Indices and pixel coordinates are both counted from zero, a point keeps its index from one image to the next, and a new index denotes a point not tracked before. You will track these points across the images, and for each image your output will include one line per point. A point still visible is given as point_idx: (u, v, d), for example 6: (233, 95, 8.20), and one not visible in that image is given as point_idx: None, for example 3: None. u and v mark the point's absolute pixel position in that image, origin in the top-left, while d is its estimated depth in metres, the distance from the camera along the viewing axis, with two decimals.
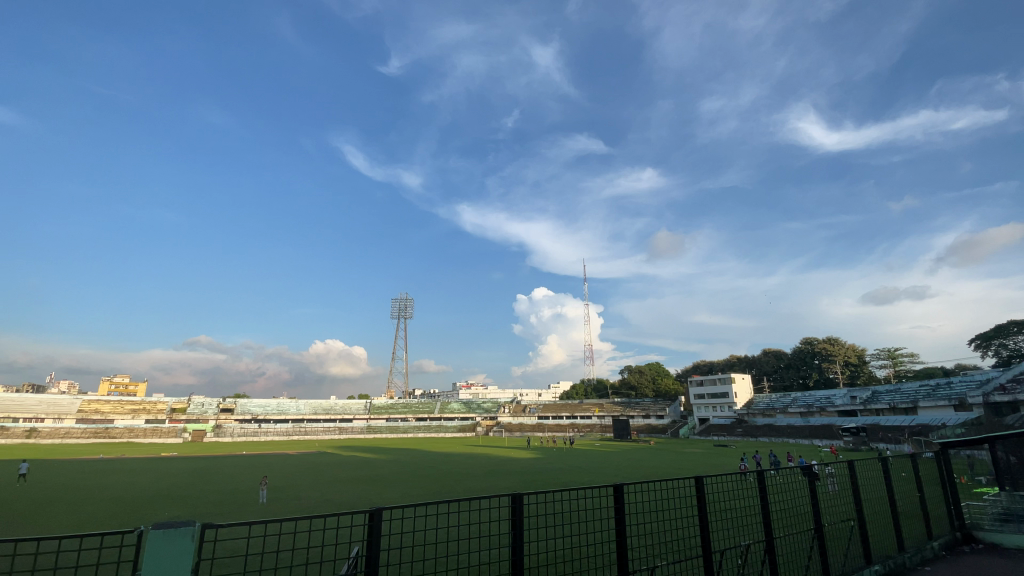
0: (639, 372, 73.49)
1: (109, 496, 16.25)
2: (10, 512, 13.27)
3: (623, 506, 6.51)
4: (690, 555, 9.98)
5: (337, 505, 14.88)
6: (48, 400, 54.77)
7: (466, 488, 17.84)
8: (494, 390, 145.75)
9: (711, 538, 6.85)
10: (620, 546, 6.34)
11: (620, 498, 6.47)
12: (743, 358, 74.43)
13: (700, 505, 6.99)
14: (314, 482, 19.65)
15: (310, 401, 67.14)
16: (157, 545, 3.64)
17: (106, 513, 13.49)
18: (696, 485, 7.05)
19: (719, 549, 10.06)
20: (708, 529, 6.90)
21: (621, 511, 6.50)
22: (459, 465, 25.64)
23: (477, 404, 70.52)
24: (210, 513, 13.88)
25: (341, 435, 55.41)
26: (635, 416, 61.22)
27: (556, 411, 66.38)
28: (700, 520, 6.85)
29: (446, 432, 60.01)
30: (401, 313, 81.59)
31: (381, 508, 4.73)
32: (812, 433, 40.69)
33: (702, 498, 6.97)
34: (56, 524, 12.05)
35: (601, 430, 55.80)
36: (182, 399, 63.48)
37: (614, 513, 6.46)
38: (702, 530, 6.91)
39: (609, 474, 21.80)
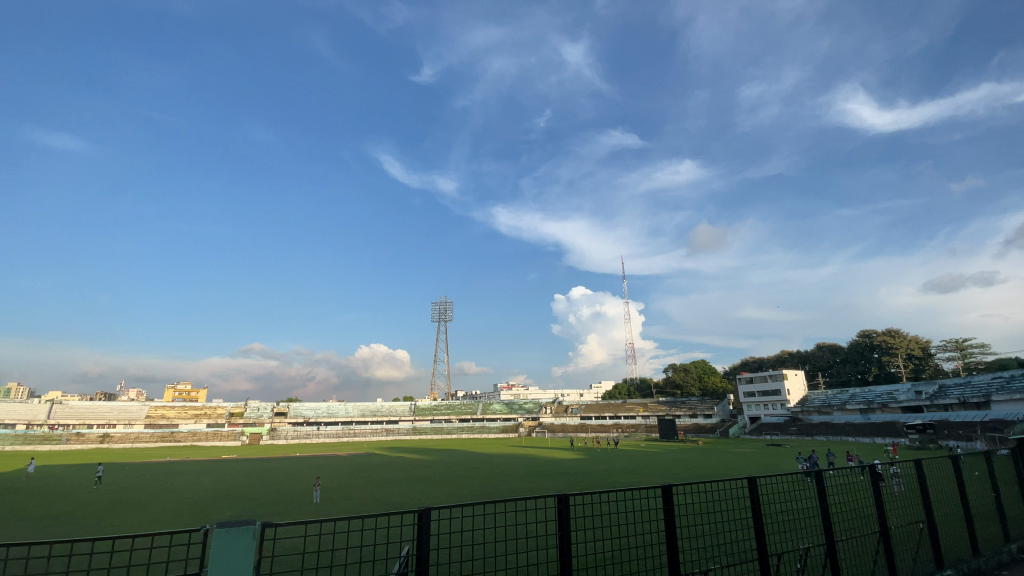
0: (684, 369, 71.50)
1: (176, 496, 17.27)
2: (92, 512, 14.44)
3: (672, 507, 6.31)
4: (744, 559, 9.63)
5: (385, 505, 15.20)
6: (119, 407, 58.05)
7: (511, 488, 17.91)
8: (535, 390, 146.21)
9: (767, 540, 6.54)
10: (671, 549, 6.15)
11: (670, 499, 6.27)
12: (795, 353, 71.05)
13: (754, 507, 6.67)
14: (364, 482, 20.30)
15: (358, 404, 69.12)
16: (224, 542, 3.84)
17: (175, 513, 14.36)
18: (748, 486, 6.74)
19: (776, 552, 9.62)
20: (763, 531, 6.58)
21: (671, 512, 6.31)
22: (503, 466, 25.78)
23: (519, 405, 70.68)
24: (268, 513, 14.51)
25: (388, 436, 56.72)
26: (682, 416, 59.63)
27: (599, 411, 65.59)
28: (753, 519, 6.56)
29: (489, 432, 60.53)
30: (441, 315, 82.49)
31: (430, 507, 4.78)
32: (873, 431, 38.38)
33: (756, 500, 6.65)
34: (131, 524, 12.92)
35: (646, 430, 54.72)
36: (239, 404, 66.74)
37: (663, 512, 6.28)
38: (756, 529, 6.62)
39: (656, 475, 21.34)
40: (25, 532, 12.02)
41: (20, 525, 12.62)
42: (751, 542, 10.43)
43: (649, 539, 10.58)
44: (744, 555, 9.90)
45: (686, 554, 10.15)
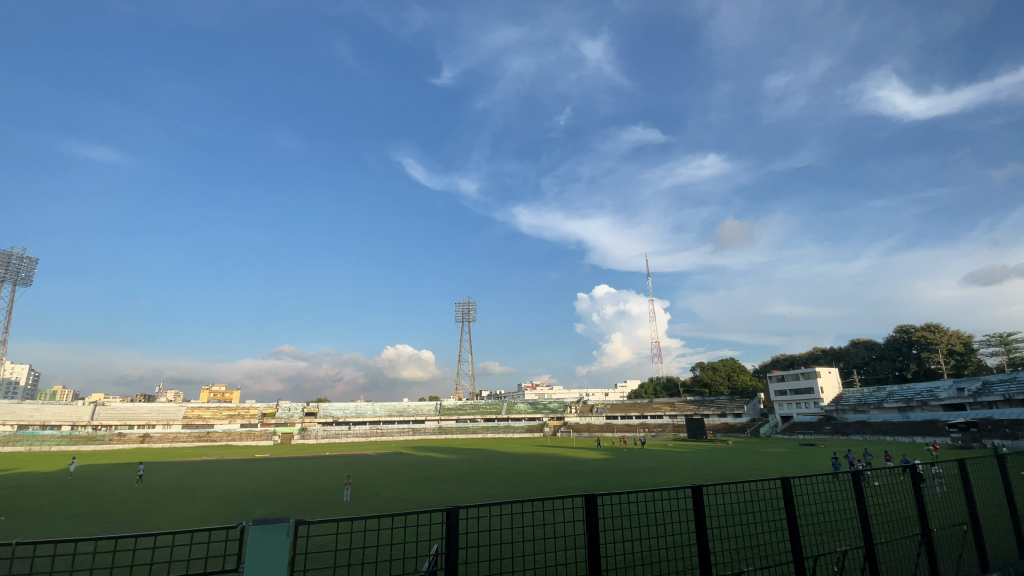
0: (712, 367, 70.11)
1: (211, 494, 17.81)
2: (135, 509, 15.02)
3: (703, 508, 6.17)
4: (778, 561, 9.39)
5: (413, 504, 15.37)
6: (158, 408, 60.29)
7: (537, 488, 17.86)
8: (559, 390, 145.86)
9: (802, 542, 6.34)
10: (702, 549, 6.01)
11: (700, 500, 6.13)
12: (828, 350, 68.97)
13: (788, 507, 6.48)
14: (391, 481, 20.56)
15: (385, 404, 70.19)
16: (260, 539, 3.93)
17: (212, 510, 14.82)
18: (781, 486, 6.54)
19: (812, 555, 9.33)
20: (798, 534, 6.39)
21: (701, 513, 6.18)
22: (529, 465, 25.77)
23: (544, 404, 70.55)
24: (301, 510, 14.87)
25: (414, 436, 57.43)
26: (711, 415, 58.54)
27: (624, 411, 64.97)
28: (787, 520, 6.37)
29: (514, 432, 60.60)
30: (465, 316, 82.99)
31: (458, 506, 4.80)
32: (913, 430, 37.03)
33: (789, 501, 6.45)
34: (171, 520, 13.42)
35: (674, 430, 53.83)
36: (270, 404, 68.55)
37: (693, 512, 6.14)
38: (790, 530, 6.43)
39: (684, 475, 21.05)
40: (73, 528, 12.57)
41: (68, 522, 13.21)
42: (784, 543, 10.16)
43: (679, 540, 10.40)
44: (778, 557, 9.64)
45: (718, 556, 9.92)
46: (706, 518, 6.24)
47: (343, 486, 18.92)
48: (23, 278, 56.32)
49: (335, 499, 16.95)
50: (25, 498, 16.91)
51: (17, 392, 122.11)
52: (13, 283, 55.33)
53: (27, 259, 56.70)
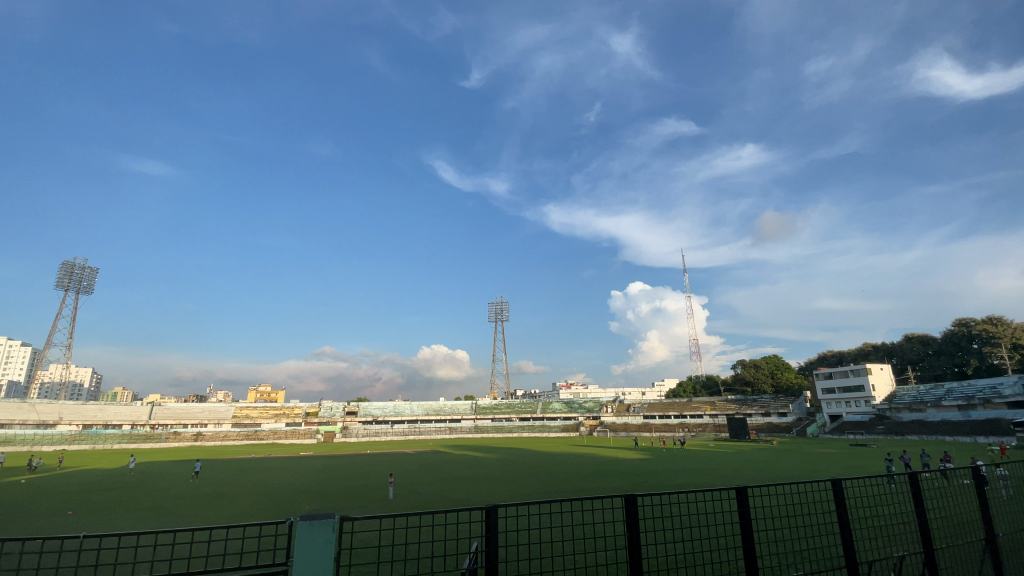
0: (755, 365, 67.78)
1: (261, 490, 18.59)
2: (190, 505, 15.79)
3: (748, 509, 5.96)
4: (829, 567, 8.96)
5: (453, 502, 15.57)
6: (209, 407, 63.25)
7: (574, 487, 17.74)
8: (596, 390, 143.94)
9: (855, 544, 6.05)
10: (748, 552, 5.82)
11: (745, 501, 5.93)
12: (880, 346, 65.56)
13: (839, 511, 6.16)
14: (430, 479, 20.92)
15: (422, 403, 71.36)
16: (307, 537, 4.05)
17: (262, 506, 15.42)
18: (831, 488, 6.21)
19: (866, 561, 8.86)
20: (851, 538, 6.08)
21: (747, 515, 5.98)
22: (567, 465, 25.63)
23: (579, 404, 69.98)
24: (346, 506, 15.31)
25: (451, 435, 58.11)
26: (753, 415, 56.70)
27: (662, 410, 63.78)
28: (837, 521, 6.07)
29: (550, 431, 60.35)
30: (498, 316, 83.33)
31: (497, 505, 4.80)
32: (974, 429, 34.75)
33: (841, 503, 6.13)
34: (226, 515, 14.10)
35: (714, 430, 52.35)
36: (314, 404, 70.85)
37: (737, 513, 5.95)
38: (842, 534, 6.14)
39: (727, 476, 20.48)
40: (136, 522, 13.35)
41: (132, 516, 14.05)
42: (835, 547, 9.74)
43: (723, 544, 10.10)
44: (830, 563, 9.23)
45: (764, 559, 9.61)
46: (752, 522, 6.03)
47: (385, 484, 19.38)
48: (85, 286, 60.14)
49: (378, 495, 17.38)
50: (93, 494, 18.09)
51: (83, 393, 130.62)
52: (77, 291, 59.18)
53: (88, 268, 60.51)
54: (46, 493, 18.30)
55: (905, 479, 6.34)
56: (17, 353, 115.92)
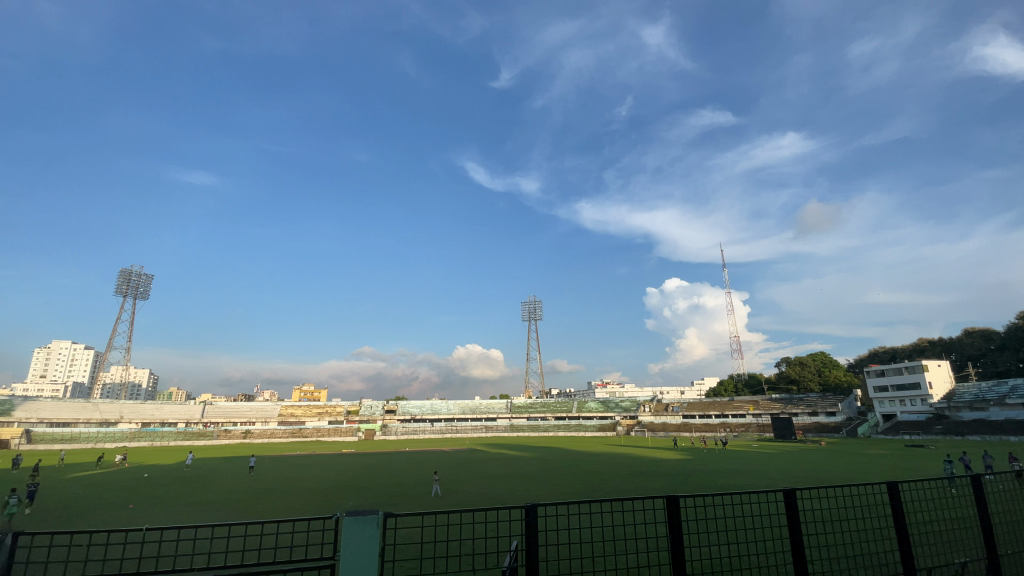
0: (800, 362, 65.22)
1: (306, 486, 19.23)
2: (241, 500, 16.47)
3: (797, 511, 5.73)
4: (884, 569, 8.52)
5: (492, 500, 15.66)
6: (256, 407, 65.99)
7: (613, 488, 17.52)
8: (633, 389, 141.69)
9: (914, 550, 5.72)
10: (797, 556, 5.61)
11: (793, 503, 5.70)
12: (937, 341, 61.88)
13: (896, 514, 5.84)
14: (469, 477, 21.09)
15: (459, 402, 72.08)
16: (353, 531, 4.14)
17: (308, 501, 15.94)
18: (887, 491, 5.89)
19: (923, 565, 8.39)
20: (909, 543, 5.75)
21: (795, 517, 5.76)
22: (604, 464, 25.35)
23: (616, 403, 69.14)
24: (389, 503, 15.63)
25: (488, 433, 58.45)
26: (799, 414, 54.58)
27: (702, 410, 62.25)
28: (893, 525, 5.74)
29: (586, 430, 59.83)
30: (531, 315, 83.24)
31: (536, 503, 4.78)
32: None
33: (897, 508, 5.81)
34: (275, 510, 14.65)
35: (758, 431, 50.59)
36: (354, 403, 72.82)
37: (785, 517, 5.74)
38: (899, 538, 5.83)
39: (772, 477, 19.76)
40: (190, 516, 14.05)
41: (187, 510, 14.80)
42: (891, 552, 9.25)
43: (772, 548, 9.77)
44: (884, 569, 8.79)
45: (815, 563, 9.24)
46: (801, 525, 5.80)
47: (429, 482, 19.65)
48: (141, 292, 63.69)
49: (423, 492, 17.68)
50: (154, 489, 19.17)
51: (140, 392, 138.38)
52: (134, 297, 62.80)
53: (143, 275, 64.02)
54: (110, 487, 19.48)
55: (967, 481, 5.93)
56: (82, 356, 123.85)
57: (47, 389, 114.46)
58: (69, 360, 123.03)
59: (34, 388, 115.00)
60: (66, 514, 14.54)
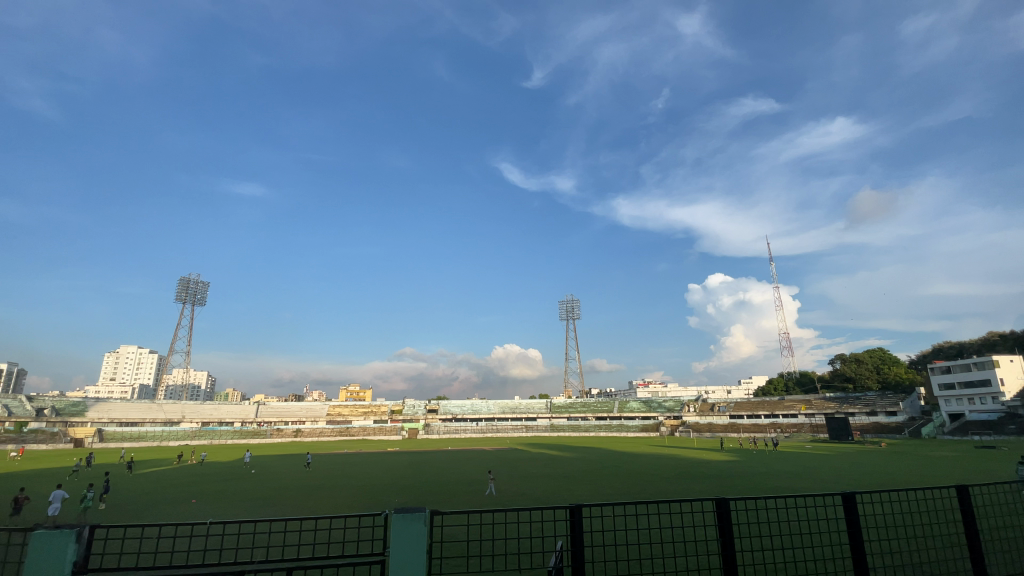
0: (856, 360, 61.93)
1: (355, 483, 19.89)
2: (295, 495, 17.22)
3: (857, 516, 5.42)
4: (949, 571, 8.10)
5: (535, 500, 15.71)
6: (306, 406, 68.86)
7: (658, 489, 17.14)
8: (676, 388, 138.35)
9: (987, 559, 5.32)
10: (857, 561, 5.34)
11: (853, 506, 5.38)
12: (1010, 334, 57.23)
13: (966, 521, 5.41)
14: (513, 476, 21.17)
15: (498, 401, 72.50)
16: (402, 529, 4.22)
17: (358, 497, 16.50)
18: (955, 494, 5.46)
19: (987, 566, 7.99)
20: (981, 550, 5.35)
21: (856, 522, 5.45)
22: (649, 465, 24.92)
23: (658, 403, 67.73)
24: (434, 500, 15.98)
25: (528, 433, 58.54)
26: (856, 414, 51.81)
27: (751, 409, 60.06)
28: (964, 530, 5.34)
29: (628, 431, 58.87)
30: (569, 314, 82.71)
31: (581, 504, 4.72)
32: None
33: (967, 511, 5.39)
34: (327, 505, 15.26)
35: (811, 431, 48.38)
36: (398, 403, 74.54)
37: (842, 520, 5.44)
38: (971, 545, 5.43)
39: (826, 479, 18.91)
40: (248, 510, 14.84)
41: (246, 504, 15.61)
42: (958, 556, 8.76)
43: (828, 554, 9.44)
44: (953, 571, 8.32)
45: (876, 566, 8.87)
46: (862, 530, 5.48)
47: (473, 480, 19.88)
48: (199, 299, 67.46)
49: (480, 491, 17.84)
50: (215, 484, 20.33)
51: (199, 394, 146.66)
52: (194, 303, 66.64)
53: (200, 282, 67.75)
54: (174, 483, 20.84)
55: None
56: (148, 359, 132.10)
57: (117, 390, 123.24)
58: (135, 364, 131.44)
59: (106, 391, 124.04)
60: (137, 507, 15.69)
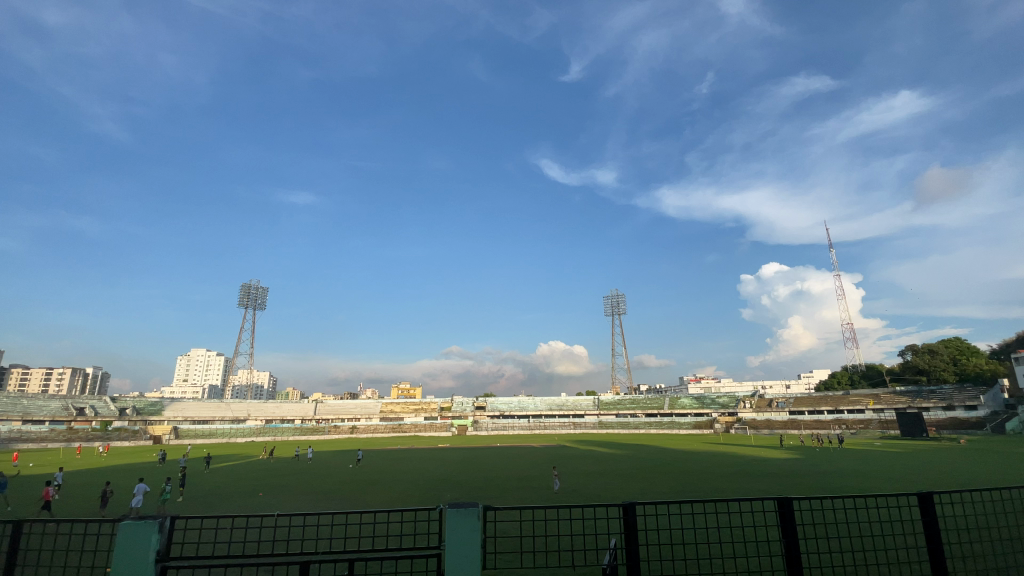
0: (929, 350, 57.15)
1: (409, 478, 20.42)
2: (353, 490, 17.87)
3: (935, 517, 5.03)
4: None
5: (586, 497, 15.60)
6: (360, 404, 71.53)
7: (714, 488, 16.58)
8: (729, 383, 133.68)
9: None
10: (936, 565, 4.96)
11: (929, 506, 4.99)
12: None
13: None
14: (567, 473, 20.99)
15: (545, 398, 72.48)
16: (455, 523, 4.28)
17: (412, 493, 16.91)
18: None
19: None
20: None
21: (934, 526, 5.05)
22: (703, 463, 24.12)
23: (712, 399, 65.61)
24: (487, 496, 16.18)
25: (576, 430, 58.19)
26: (931, 409, 48.17)
27: (812, 405, 57.08)
28: None
29: (680, 427, 57.31)
30: (615, 308, 81.36)
31: (635, 503, 4.62)
32: None
33: None
34: (383, 499, 15.81)
35: (881, 427, 45.34)
36: (447, 399, 75.87)
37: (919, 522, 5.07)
38: None
39: (899, 479, 17.67)
40: (310, 503, 15.54)
41: (308, 498, 16.40)
42: None
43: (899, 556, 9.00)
44: None
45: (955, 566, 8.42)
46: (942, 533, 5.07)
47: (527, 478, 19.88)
48: (259, 304, 71.31)
49: (544, 488, 17.75)
50: (281, 478, 21.53)
51: (263, 393, 155.30)
52: (255, 308, 70.41)
53: (261, 288, 71.50)
54: (244, 477, 22.27)
55: None
56: (216, 361, 141.07)
57: (189, 391, 132.48)
58: (205, 365, 140.71)
59: (180, 392, 133.71)
60: (210, 499, 16.87)
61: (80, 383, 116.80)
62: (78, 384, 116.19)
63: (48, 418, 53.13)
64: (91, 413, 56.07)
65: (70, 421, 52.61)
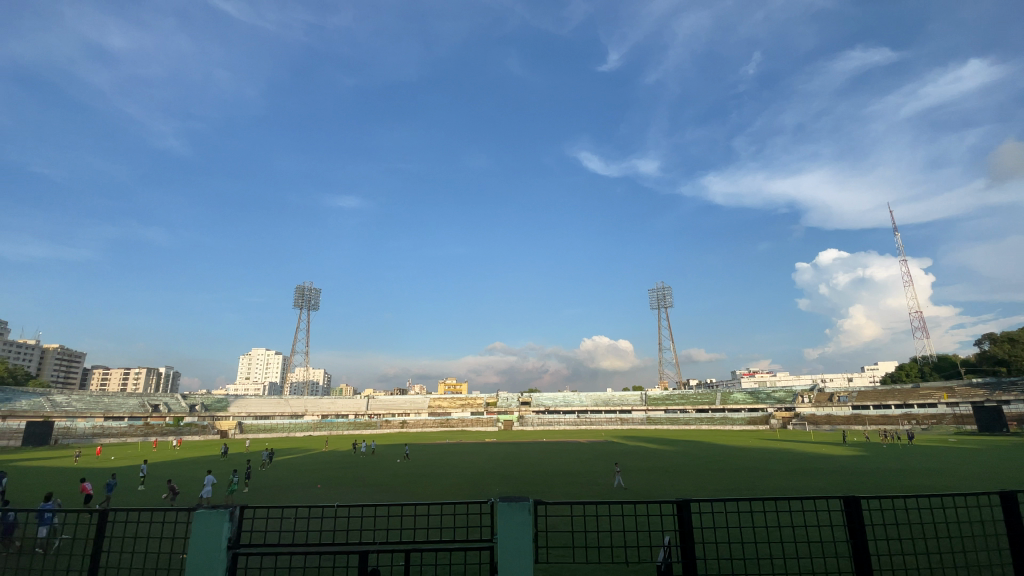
0: (1009, 339, 52.52)
1: (457, 472, 20.84)
2: (403, 482, 18.42)
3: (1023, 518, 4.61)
4: None
5: (635, 493, 15.41)
6: (409, 399, 73.41)
7: (771, 485, 15.97)
8: (786, 377, 127.73)
9: None
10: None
11: (1013, 506, 4.58)
12: None
13: None
14: (615, 469, 20.76)
15: (591, 393, 72.09)
16: (507, 517, 4.30)
17: (459, 486, 17.27)
18: None
19: None
20: None
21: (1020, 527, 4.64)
22: (758, 459, 23.22)
23: (766, 394, 63.10)
24: (534, 490, 16.27)
25: (623, 425, 57.34)
26: (1013, 402, 44.26)
27: (877, 399, 53.72)
28: None
29: (733, 423, 55.32)
30: (660, 301, 79.49)
31: (689, 500, 4.49)
32: None
33: None
34: (432, 492, 16.25)
35: (955, 422, 42.09)
36: (492, 395, 76.67)
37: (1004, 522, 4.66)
38: None
39: (974, 476, 16.41)
40: (366, 495, 16.17)
41: (363, 490, 17.05)
42: None
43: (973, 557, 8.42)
44: None
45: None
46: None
47: (579, 473, 19.65)
48: (313, 304, 74.50)
49: (606, 484, 17.31)
50: (337, 471, 22.53)
51: (319, 390, 162.18)
52: (309, 308, 73.47)
53: (314, 289, 74.57)
54: (303, 469, 23.49)
55: None
56: (275, 360, 148.51)
57: (252, 389, 139.96)
58: (265, 364, 148.56)
59: (243, 389, 141.70)
60: (272, 490, 17.91)
61: (155, 382, 125.97)
62: (154, 382, 125.18)
63: (127, 414, 57.62)
64: (165, 410, 60.29)
65: (147, 417, 56.90)
